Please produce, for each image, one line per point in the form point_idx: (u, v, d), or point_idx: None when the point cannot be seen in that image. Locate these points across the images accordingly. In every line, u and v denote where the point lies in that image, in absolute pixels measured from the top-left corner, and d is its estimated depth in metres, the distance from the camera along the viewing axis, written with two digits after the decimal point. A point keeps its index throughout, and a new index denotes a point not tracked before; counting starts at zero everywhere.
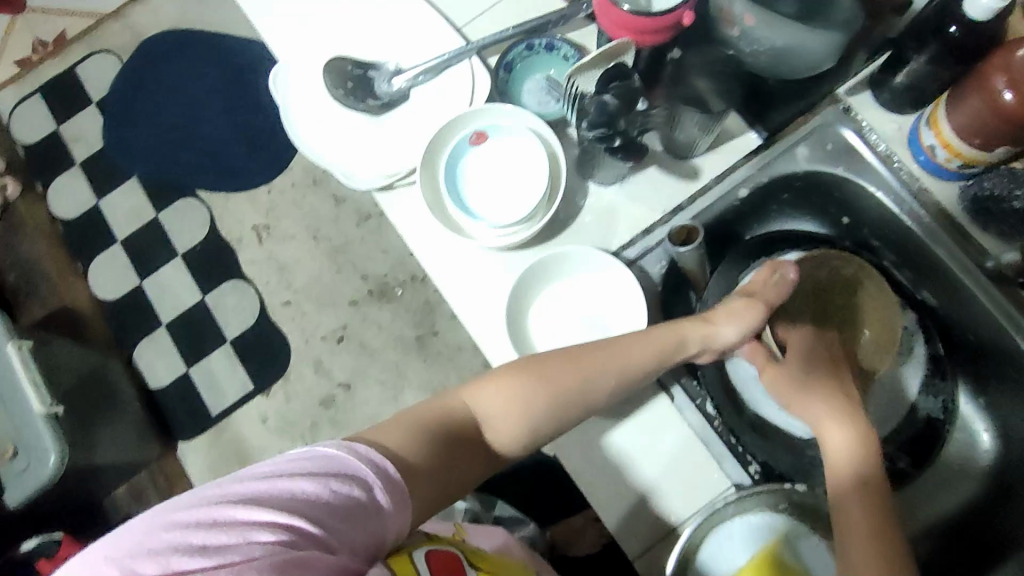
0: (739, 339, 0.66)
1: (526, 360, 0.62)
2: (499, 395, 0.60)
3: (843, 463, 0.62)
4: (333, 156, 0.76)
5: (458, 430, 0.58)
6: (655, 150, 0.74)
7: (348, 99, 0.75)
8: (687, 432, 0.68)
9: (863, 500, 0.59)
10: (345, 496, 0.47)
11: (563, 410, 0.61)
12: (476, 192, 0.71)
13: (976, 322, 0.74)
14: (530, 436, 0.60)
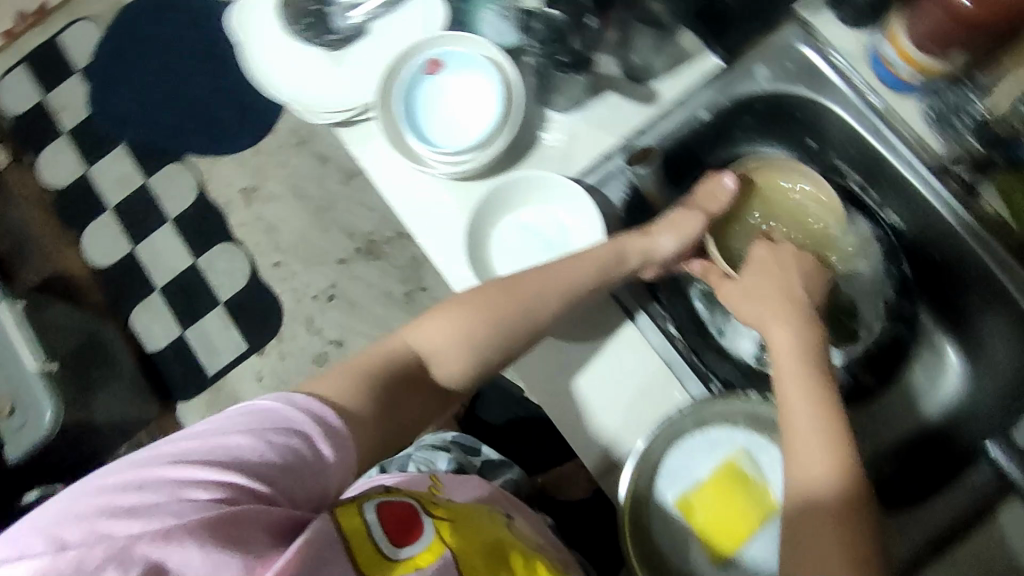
0: (677, 250, 0.69)
1: (462, 297, 0.63)
2: (437, 330, 0.61)
3: (811, 455, 0.56)
4: (291, 91, 0.76)
5: (402, 367, 0.60)
6: (612, 74, 0.74)
7: (303, 36, 0.77)
8: (648, 350, 0.69)
9: (834, 496, 0.54)
10: (286, 449, 0.47)
11: (504, 339, 0.62)
12: (432, 120, 0.71)
13: (941, 237, 0.74)
14: (475, 366, 0.62)
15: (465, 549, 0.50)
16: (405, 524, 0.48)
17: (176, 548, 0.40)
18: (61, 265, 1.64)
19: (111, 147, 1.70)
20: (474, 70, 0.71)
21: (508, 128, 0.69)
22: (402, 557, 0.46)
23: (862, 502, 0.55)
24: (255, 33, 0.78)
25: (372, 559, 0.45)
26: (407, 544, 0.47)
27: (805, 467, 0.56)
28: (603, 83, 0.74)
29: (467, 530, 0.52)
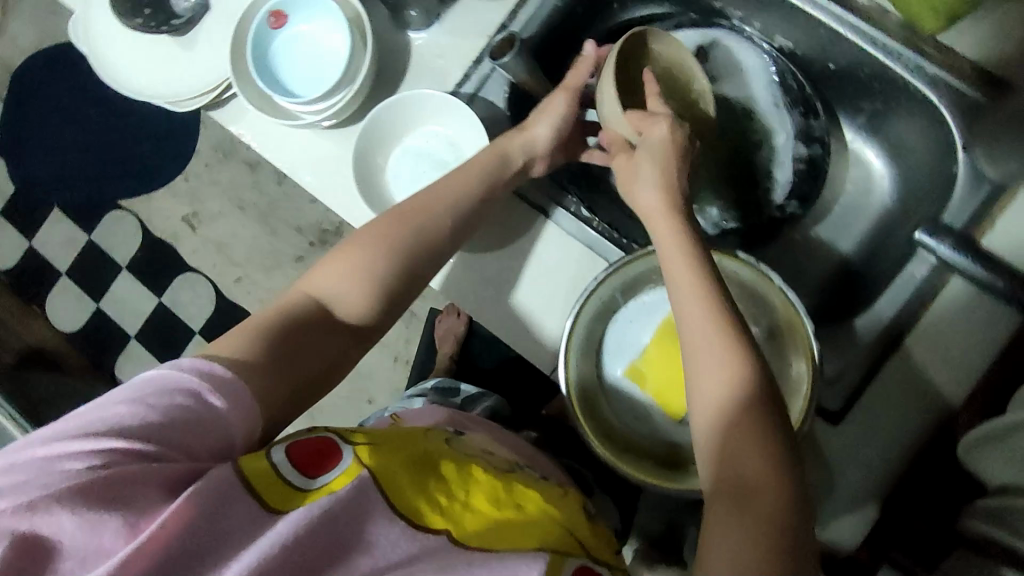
0: (550, 137, 0.67)
1: (365, 232, 0.60)
2: (336, 272, 0.58)
3: (710, 354, 0.49)
4: (151, 86, 0.74)
5: (305, 315, 0.56)
6: None
7: (145, 28, 0.73)
8: (563, 236, 0.68)
9: (731, 394, 0.48)
10: (171, 407, 0.45)
11: (405, 265, 0.59)
12: (291, 69, 0.70)
13: (834, 51, 0.72)
14: (382, 296, 0.59)
15: (388, 465, 0.47)
16: (319, 458, 0.47)
17: (45, 518, 0.39)
18: (33, 339, 1.62)
19: (47, 214, 1.65)
20: (317, 6, 0.69)
21: (365, 52, 0.67)
22: (318, 485, 0.45)
23: (763, 404, 0.48)
24: (102, 39, 0.75)
25: (285, 495, 0.44)
26: (323, 474, 0.46)
27: (703, 369, 0.50)
28: None
29: (395, 448, 0.50)
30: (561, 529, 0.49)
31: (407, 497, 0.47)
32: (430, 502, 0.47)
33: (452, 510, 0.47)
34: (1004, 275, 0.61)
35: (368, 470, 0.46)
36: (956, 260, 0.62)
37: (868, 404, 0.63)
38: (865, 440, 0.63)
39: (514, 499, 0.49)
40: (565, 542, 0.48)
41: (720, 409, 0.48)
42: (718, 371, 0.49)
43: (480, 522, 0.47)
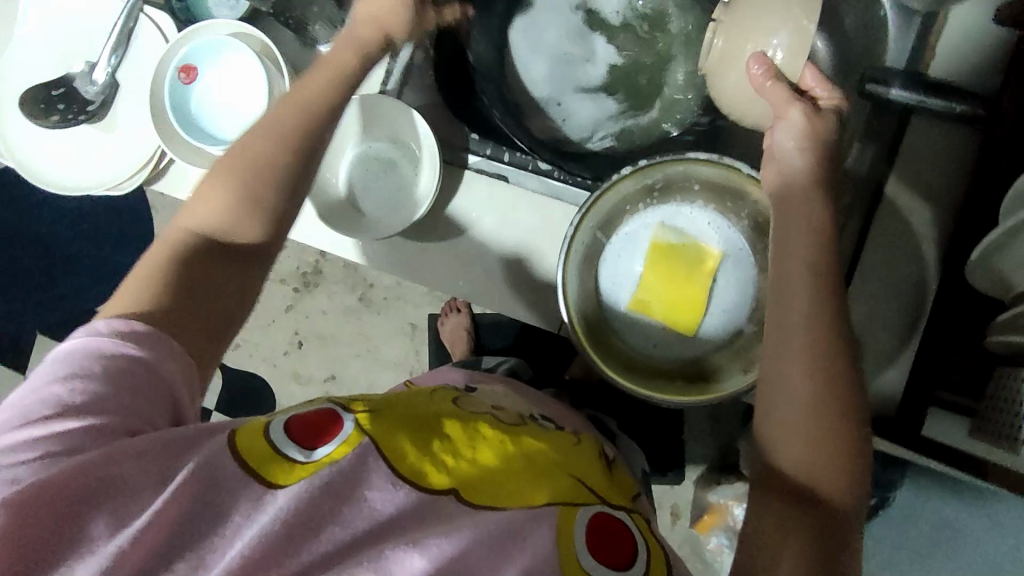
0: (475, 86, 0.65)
1: (229, 157, 0.55)
2: (213, 196, 0.53)
3: (798, 297, 0.48)
4: (88, 177, 0.73)
5: (191, 255, 0.51)
6: None
7: (62, 122, 0.72)
8: (534, 199, 0.68)
9: (811, 339, 0.46)
10: (106, 373, 0.43)
11: (278, 181, 0.54)
12: (216, 118, 0.69)
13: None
14: (268, 212, 0.54)
15: (389, 430, 0.44)
16: (318, 428, 0.43)
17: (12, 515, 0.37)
18: None
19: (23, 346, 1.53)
20: (220, 53, 0.68)
21: (280, 83, 0.67)
22: (316, 457, 0.41)
23: (837, 349, 0.46)
24: (21, 145, 0.73)
25: (284, 471, 0.41)
26: (320, 446, 0.42)
27: (785, 313, 0.48)
28: None
29: (396, 416, 0.47)
30: (570, 480, 0.47)
31: (411, 460, 0.43)
32: (435, 462, 0.44)
33: (459, 467, 0.44)
34: (957, 97, 0.61)
35: (368, 437, 0.43)
36: (906, 98, 0.61)
37: (870, 263, 0.63)
38: (875, 298, 0.63)
39: (523, 454, 0.47)
40: (574, 490, 0.46)
41: (800, 357, 0.46)
42: (799, 314, 0.47)
43: (486, 476, 0.44)
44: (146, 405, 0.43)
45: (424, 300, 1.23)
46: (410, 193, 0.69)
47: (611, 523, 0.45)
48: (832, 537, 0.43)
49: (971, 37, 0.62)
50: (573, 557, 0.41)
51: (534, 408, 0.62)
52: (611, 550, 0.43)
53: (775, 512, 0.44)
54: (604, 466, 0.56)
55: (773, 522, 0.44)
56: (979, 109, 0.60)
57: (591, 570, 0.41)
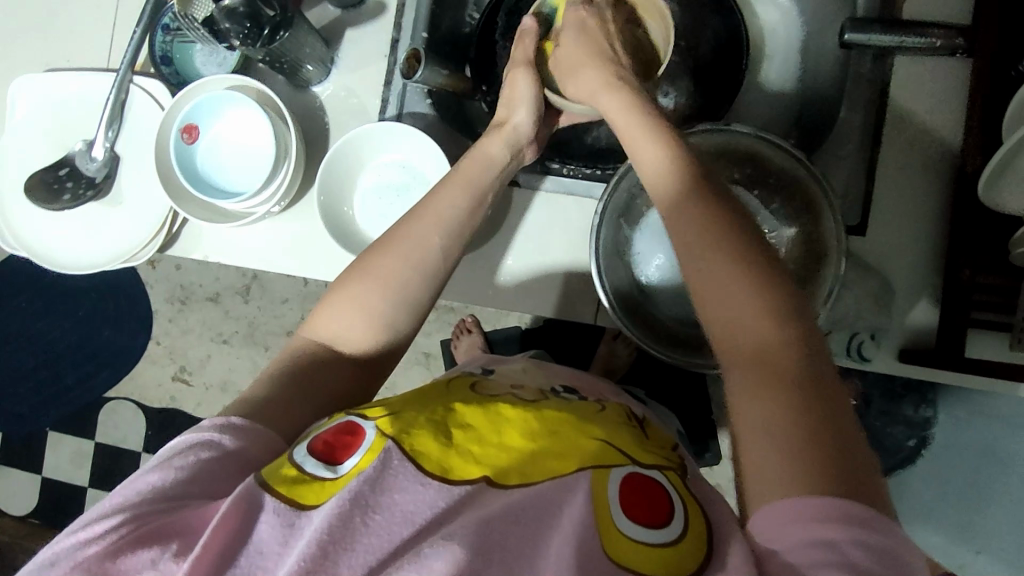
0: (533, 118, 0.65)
1: (359, 265, 0.55)
2: (341, 309, 0.54)
3: (693, 225, 0.47)
4: (102, 252, 0.73)
5: (310, 359, 0.53)
6: (334, 18, 0.73)
7: (68, 202, 0.72)
8: (548, 201, 0.71)
9: (732, 261, 0.45)
10: (197, 461, 0.44)
11: (403, 299, 0.54)
12: (227, 172, 0.69)
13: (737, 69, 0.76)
14: (386, 329, 0.54)
15: (412, 427, 0.45)
16: (343, 447, 0.44)
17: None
18: None
19: (43, 442, 1.50)
20: (218, 107, 0.68)
21: (281, 119, 0.67)
22: (342, 472, 0.43)
23: (757, 263, 0.45)
24: (32, 231, 0.74)
25: (313, 491, 0.42)
26: (345, 460, 0.43)
27: (695, 242, 0.47)
28: (333, 34, 0.73)
29: (416, 413, 0.48)
30: (598, 444, 0.47)
31: (436, 456, 0.44)
32: (461, 453, 0.44)
33: (487, 454, 0.45)
34: (937, 32, 0.63)
35: (391, 440, 0.44)
36: (887, 40, 0.64)
37: (879, 205, 0.66)
38: (890, 236, 0.65)
39: (548, 428, 0.48)
40: (604, 453, 0.46)
41: (727, 274, 0.45)
42: (701, 243, 0.47)
43: (517, 457, 0.45)
44: (224, 479, 0.44)
45: (434, 327, 1.25)
46: None
47: (644, 482, 0.44)
48: (837, 424, 0.40)
49: None
50: (614, 522, 0.41)
51: (557, 382, 0.64)
52: (652, 507, 0.42)
53: (765, 411, 0.41)
54: (634, 429, 0.55)
55: (763, 425, 0.41)
56: (958, 40, 0.63)
57: (628, 531, 0.41)
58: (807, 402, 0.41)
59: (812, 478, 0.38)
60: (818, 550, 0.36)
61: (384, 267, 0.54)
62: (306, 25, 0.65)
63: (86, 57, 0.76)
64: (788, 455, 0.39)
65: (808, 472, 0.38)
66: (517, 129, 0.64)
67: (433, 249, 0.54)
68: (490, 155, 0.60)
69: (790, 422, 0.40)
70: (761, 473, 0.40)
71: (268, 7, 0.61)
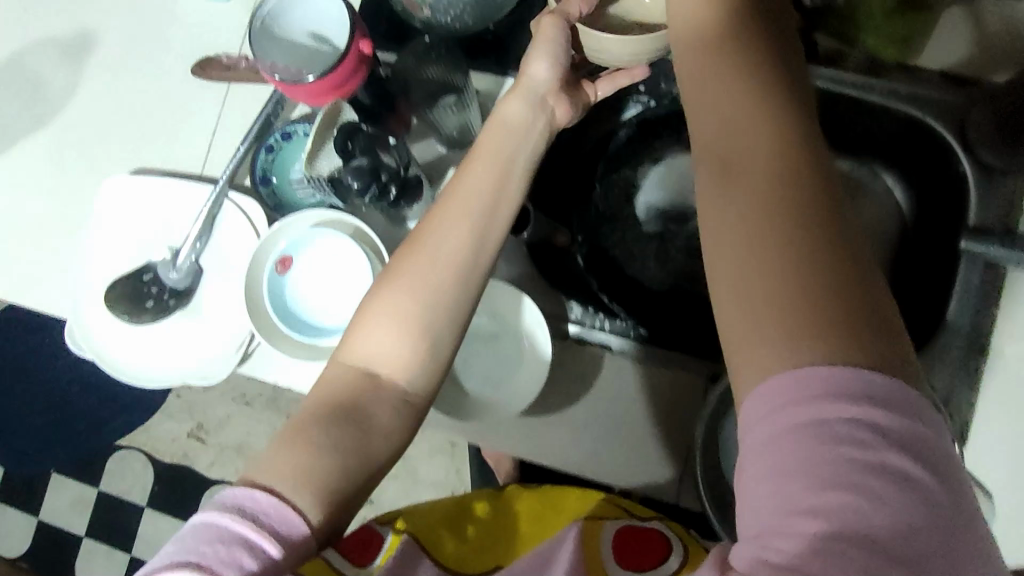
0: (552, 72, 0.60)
1: (385, 275, 0.55)
2: (374, 329, 0.53)
3: (758, 166, 0.41)
4: (172, 363, 0.71)
5: (343, 385, 0.52)
6: (440, 156, 0.73)
7: (150, 313, 0.71)
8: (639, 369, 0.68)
9: (761, 122, 0.42)
10: (227, 552, 0.44)
11: (437, 296, 0.53)
12: (317, 304, 0.67)
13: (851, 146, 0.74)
14: (418, 341, 0.53)
15: (430, 527, 0.63)
16: (367, 547, 0.58)
17: None
18: None
19: (45, 483, 1.46)
20: (315, 240, 0.67)
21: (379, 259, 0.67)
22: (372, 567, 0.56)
23: (788, 122, 0.42)
24: (104, 340, 0.71)
25: None
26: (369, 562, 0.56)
27: (731, 126, 0.43)
28: (438, 172, 0.72)
29: (427, 513, 0.65)
30: (611, 507, 0.63)
31: (455, 553, 0.61)
32: (473, 545, 0.63)
33: (490, 542, 0.64)
34: None
35: (406, 535, 0.60)
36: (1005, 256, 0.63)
37: (982, 417, 0.64)
38: (990, 455, 0.64)
39: (541, 505, 0.68)
40: (609, 509, 0.62)
41: (752, 141, 0.42)
42: (745, 134, 0.42)
43: (516, 542, 0.64)
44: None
45: None
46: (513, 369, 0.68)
47: (642, 532, 0.60)
48: (840, 244, 0.38)
49: None
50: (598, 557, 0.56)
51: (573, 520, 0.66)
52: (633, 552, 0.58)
53: (829, 373, 0.35)
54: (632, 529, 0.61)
55: (778, 305, 0.37)
56: None
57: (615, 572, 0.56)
58: (825, 251, 0.38)
59: (843, 347, 0.36)
60: (811, 516, 0.34)
61: (415, 250, 0.54)
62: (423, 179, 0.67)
63: (178, 158, 0.76)
64: (789, 326, 0.37)
65: (805, 340, 0.36)
66: (534, 81, 0.60)
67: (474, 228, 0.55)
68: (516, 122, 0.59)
69: (782, 302, 0.37)
70: (756, 357, 0.37)
71: (388, 159, 0.60)
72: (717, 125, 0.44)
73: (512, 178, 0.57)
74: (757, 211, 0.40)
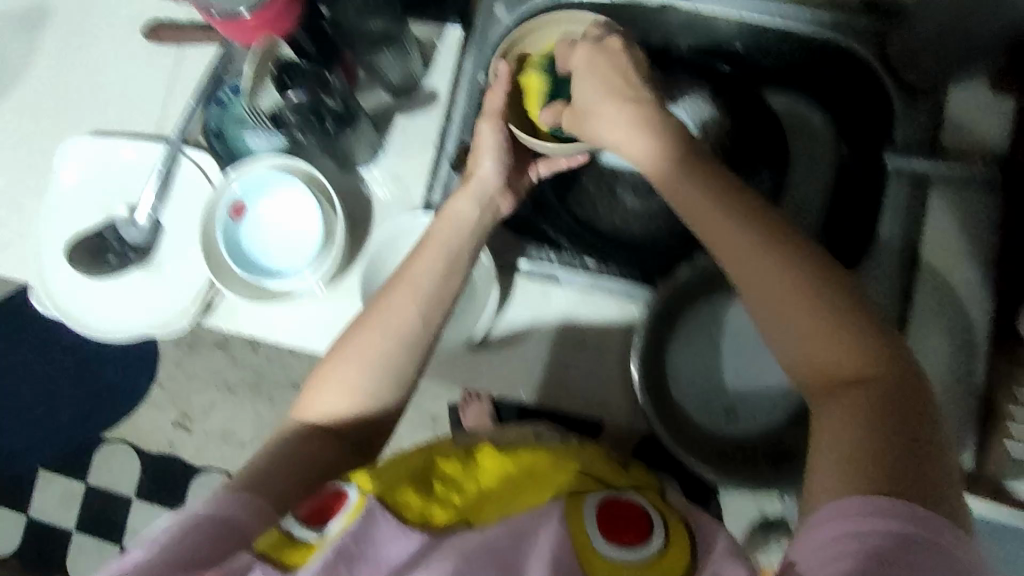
0: (497, 167, 0.65)
1: (341, 337, 0.60)
2: (330, 389, 0.59)
3: (768, 276, 0.49)
4: (135, 317, 0.73)
5: (300, 438, 0.59)
6: (386, 103, 0.75)
7: (113, 269, 0.72)
8: (588, 298, 0.72)
9: (832, 334, 0.47)
10: (198, 527, 0.50)
11: (381, 379, 0.59)
12: (271, 249, 0.70)
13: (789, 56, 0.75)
14: (360, 402, 0.59)
15: (392, 483, 0.53)
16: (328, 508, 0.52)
17: None
18: None
19: None
20: (268, 187, 0.69)
21: (330, 201, 0.69)
22: (328, 532, 0.50)
23: (849, 319, 0.48)
24: (70, 295, 0.73)
25: (302, 553, 0.49)
26: (330, 522, 0.50)
27: (779, 305, 0.49)
28: (385, 118, 0.75)
29: (395, 469, 0.55)
30: (575, 476, 0.53)
31: (417, 506, 0.51)
32: (439, 502, 0.51)
33: (460, 502, 0.52)
34: (971, 163, 0.67)
35: (374, 496, 0.50)
36: (928, 167, 0.67)
37: (916, 326, 0.66)
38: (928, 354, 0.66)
39: (526, 470, 0.54)
40: (580, 483, 0.52)
41: (768, 270, 0.49)
42: (780, 288, 0.49)
43: (502, 499, 0.51)
44: (216, 548, 0.49)
45: None
46: (466, 307, 0.72)
47: (624, 505, 0.50)
48: (921, 417, 0.46)
49: (964, 108, 0.69)
50: (584, 537, 0.48)
51: (537, 427, 0.67)
52: (624, 530, 0.48)
53: (862, 440, 0.44)
54: (616, 463, 0.59)
55: (848, 448, 0.45)
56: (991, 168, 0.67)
57: (602, 551, 0.47)
58: (891, 417, 0.45)
59: (882, 476, 0.43)
60: (844, 560, 0.40)
61: (373, 333, 0.58)
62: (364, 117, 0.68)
63: (133, 121, 0.78)
64: (859, 471, 0.43)
65: (882, 480, 0.42)
66: (482, 180, 0.65)
67: (410, 319, 0.59)
68: (484, 179, 0.65)
69: (860, 445, 0.44)
70: (828, 486, 0.44)
71: (330, 99, 0.63)
72: (716, 218, 0.52)
73: (467, 246, 0.62)
74: (800, 333, 0.48)
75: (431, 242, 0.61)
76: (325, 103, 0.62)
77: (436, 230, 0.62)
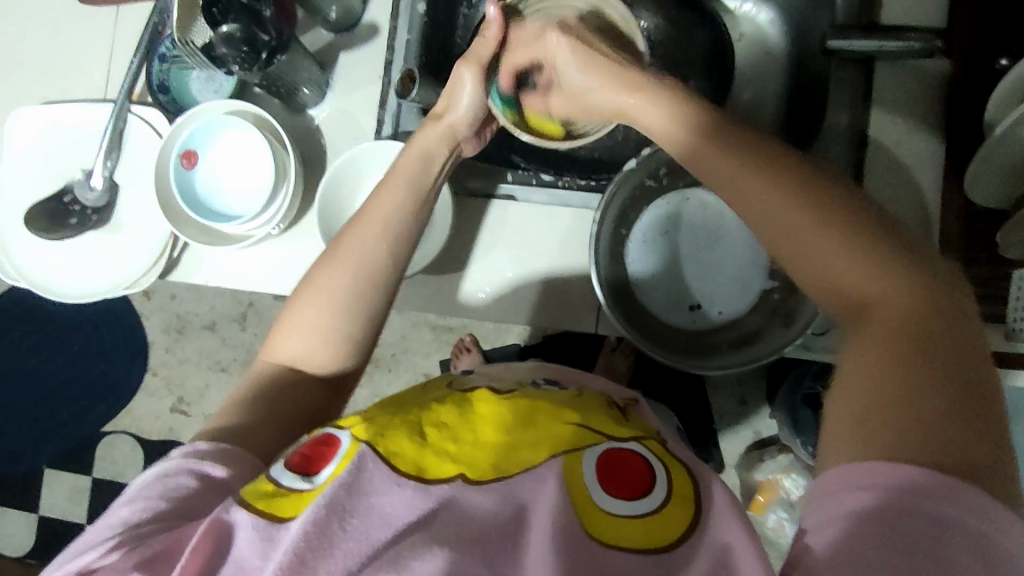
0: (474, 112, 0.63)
1: (313, 274, 0.56)
2: (295, 329, 0.54)
3: (766, 201, 0.42)
4: (101, 278, 0.73)
5: (270, 382, 0.54)
6: (329, 42, 0.75)
7: (72, 232, 0.73)
8: (546, 212, 0.71)
9: (845, 254, 0.40)
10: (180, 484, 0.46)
11: (355, 309, 0.54)
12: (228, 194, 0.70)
13: None
14: (342, 342, 0.54)
15: (383, 429, 0.45)
16: (319, 456, 0.45)
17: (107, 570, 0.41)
18: None
19: None
20: (218, 132, 0.69)
21: (279, 140, 0.68)
22: (320, 481, 0.43)
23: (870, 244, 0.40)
24: (37, 262, 0.74)
25: (290, 501, 0.42)
26: (322, 469, 0.44)
27: (799, 228, 0.41)
28: (328, 57, 0.74)
29: (392, 416, 0.47)
30: (571, 427, 0.47)
31: (411, 456, 0.43)
32: (436, 452, 0.44)
33: (461, 452, 0.44)
34: (913, 35, 0.64)
35: (365, 444, 0.43)
36: (866, 46, 0.65)
37: None
38: None
39: (524, 419, 0.47)
40: (580, 435, 0.46)
41: (764, 192, 0.43)
42: (784, 214, 0.42)
43: (496, 451, 0.45)
44: (204, 503, 0.45)
45: (432, 346, 1.14)
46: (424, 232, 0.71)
47: (624, 456, 0.45)
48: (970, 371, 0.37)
49: None
50: (584, 495, 0.42)
51: (538, 375, 0.63)
52: (624, 482, 0.44)
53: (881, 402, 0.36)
54: (615, 412, 0.54)
55: (888, 405, 0.36)
56: (937, 42, 0.63)
57: (607, 507, 0.42)
58: (923, 373, 0.36)
59: (922, 446, 0.34)
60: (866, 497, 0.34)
61: (340, 263, 0.55)
62: (301, 49, 0.67)
63: (81, 85, 0.78)
64: (898, 439, 0.35)
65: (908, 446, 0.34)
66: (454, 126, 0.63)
67: (382, 262, 0.55)
68: (448, 133, 0.62)
69: (898, 400, 0.36)
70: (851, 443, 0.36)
71: (263, 32, 0.63)
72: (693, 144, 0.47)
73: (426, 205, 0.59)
74: (808, 263, 0.41)
75: (391, 202, 0.57)
76: (257, 35, 0.63)
77: (385, 192, 0.58)
